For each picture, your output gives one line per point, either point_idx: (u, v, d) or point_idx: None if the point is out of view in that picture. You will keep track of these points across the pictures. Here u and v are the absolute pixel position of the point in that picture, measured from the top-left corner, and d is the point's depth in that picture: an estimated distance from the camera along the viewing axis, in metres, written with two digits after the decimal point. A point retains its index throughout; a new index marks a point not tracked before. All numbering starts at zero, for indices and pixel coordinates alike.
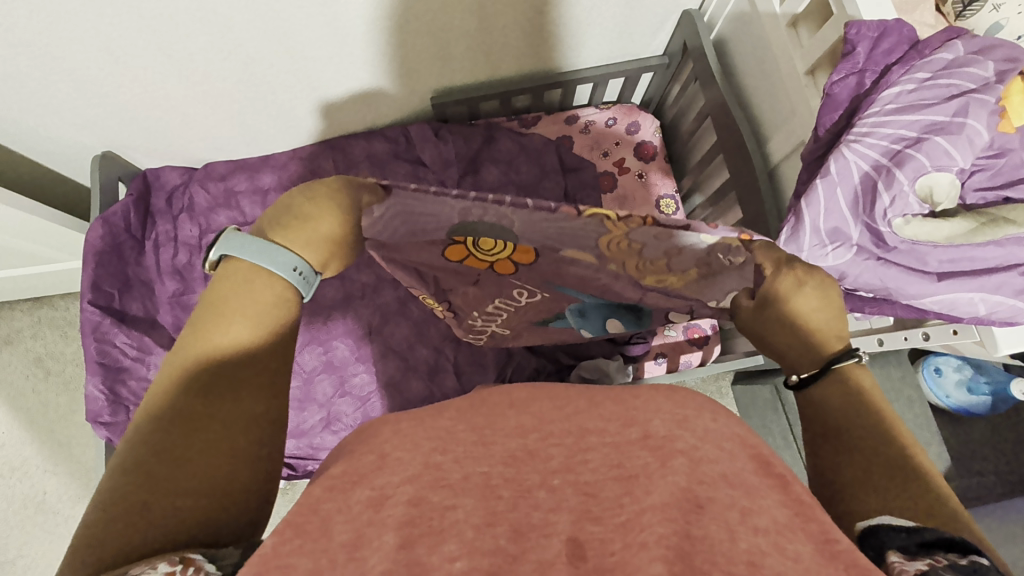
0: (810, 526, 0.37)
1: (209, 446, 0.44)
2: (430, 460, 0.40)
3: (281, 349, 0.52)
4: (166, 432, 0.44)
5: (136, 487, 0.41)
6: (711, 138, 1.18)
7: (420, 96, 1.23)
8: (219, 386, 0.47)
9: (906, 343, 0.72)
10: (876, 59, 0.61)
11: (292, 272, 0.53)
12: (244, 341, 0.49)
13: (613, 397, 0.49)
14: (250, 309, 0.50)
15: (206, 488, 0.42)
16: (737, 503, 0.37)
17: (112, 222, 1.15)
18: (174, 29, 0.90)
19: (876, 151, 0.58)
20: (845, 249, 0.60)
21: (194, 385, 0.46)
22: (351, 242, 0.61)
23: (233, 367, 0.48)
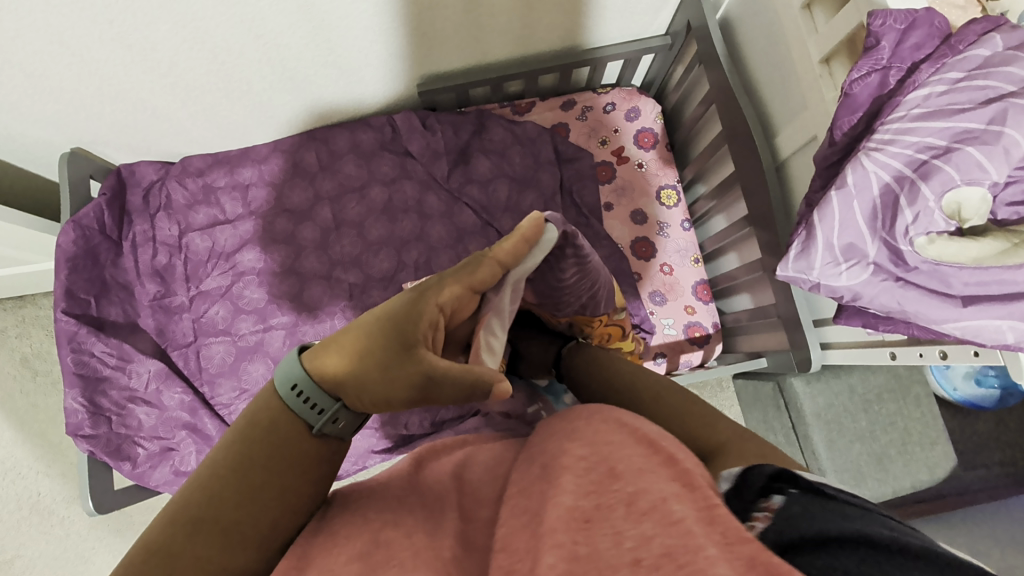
0: (698, 492, 0.35)
1: None
2: (378, 537, 0.38)
3: (290, 456, 0.46)
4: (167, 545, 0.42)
5: None
6: (716, 126, 1.10)
7: (407, 83, 1.16)
8: (210, 528, 0.43)
9: (920, 359, 0.67)
10: (902, 54, 0.55)
11: (294, 393, 0.47)
12: (249, 451, 0.46)
13: (557, 425, 0.48)
14: (263, 427, 0.47)
15: None
16: (623, 497, 0.35)
17: (84, 223, 1.09)
18: (132, 18, 0.83)
19: (899, 161, 0.52)
20: (861, 267, 0.56)
21: (189, 511, 0.43)
22: (389, 386, 0.48)
23: (239, 503, 0.44)
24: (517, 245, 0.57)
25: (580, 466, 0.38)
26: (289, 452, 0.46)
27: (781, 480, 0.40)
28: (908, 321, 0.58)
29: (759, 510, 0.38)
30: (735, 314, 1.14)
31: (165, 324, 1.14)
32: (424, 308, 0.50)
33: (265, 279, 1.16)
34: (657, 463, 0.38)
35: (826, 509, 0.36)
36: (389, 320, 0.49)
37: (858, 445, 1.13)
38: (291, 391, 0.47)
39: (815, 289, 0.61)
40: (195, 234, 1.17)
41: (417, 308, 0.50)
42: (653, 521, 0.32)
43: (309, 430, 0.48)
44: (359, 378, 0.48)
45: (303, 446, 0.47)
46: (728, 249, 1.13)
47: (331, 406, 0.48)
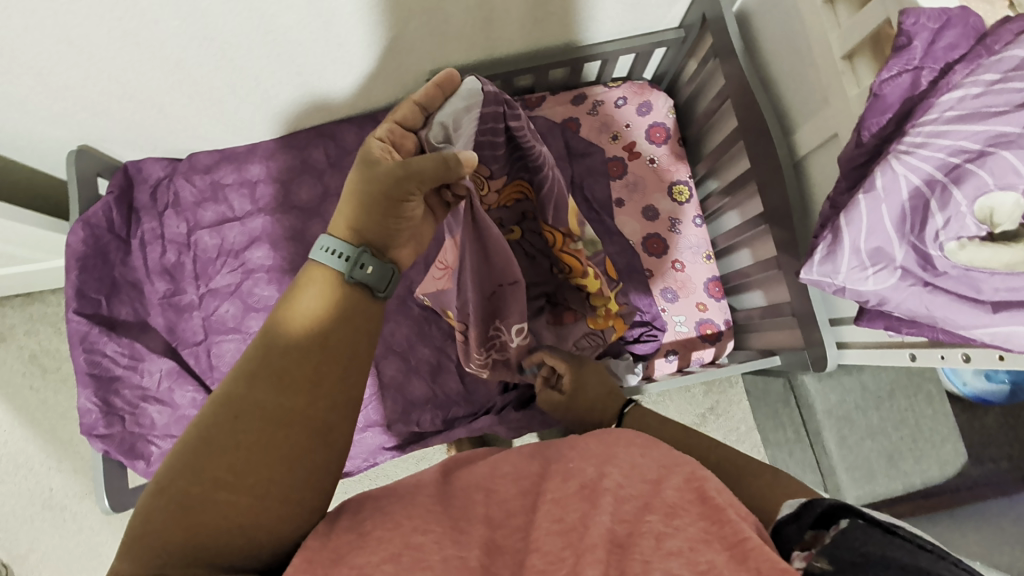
0: (725, 530, 0.38)
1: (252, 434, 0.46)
2: (409, 541, 0.40)
3: (340, 321, 0.51)
4: (236, 400, 0.47)
5: (208, 440, 0.45)
6: (731, 121, 1.08)
7: (416, 78, 1.14)
8: (283, 395, 0.47)
9: (942, 362, 0.67)
10: (936, 55, 0.54)
11: (327, 254, 0.54)
12: (308, 312, 0.51)
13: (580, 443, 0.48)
14: (313, 292, 0.52)
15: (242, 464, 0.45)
16: (656, 531, 0.38)
17: (93, 222, 1.08)
18: (139, 16, 0.82)
19: (930, 165, 0.51)
20: (888, 272, 0.55)
21: (251, 369, 0.48)
22: (373, 208, 0.56)
23: (299, 363, 0.48)
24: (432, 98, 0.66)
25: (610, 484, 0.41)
26: (339, 312, 0.52)
27: (844, 512, 0.44)
28: (934, 325, 0.57)
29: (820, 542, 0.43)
30: (747, 311, 1.14)
31: (175, 322, 1.13)
32: (369, 146, 0.61)
33: (275, 276, 1.15)
34: (690, 496, 0.41)
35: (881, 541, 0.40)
36: (360, 169, 0.57)
37: (869, 442, 1.13)
38: (319, 250, 0.54)
39: (839, 292, 0.60)
40: (203, 232, 1.16)
41: (370, 150, 0.60)
42: (682, 563, 0.35)
43: (346, 280, 0.53)
44: (354, 218, 0.57)
45: (353, 307, 0.53)
46: (741, 246, 1.12)
47: (353, 252, 0.53)
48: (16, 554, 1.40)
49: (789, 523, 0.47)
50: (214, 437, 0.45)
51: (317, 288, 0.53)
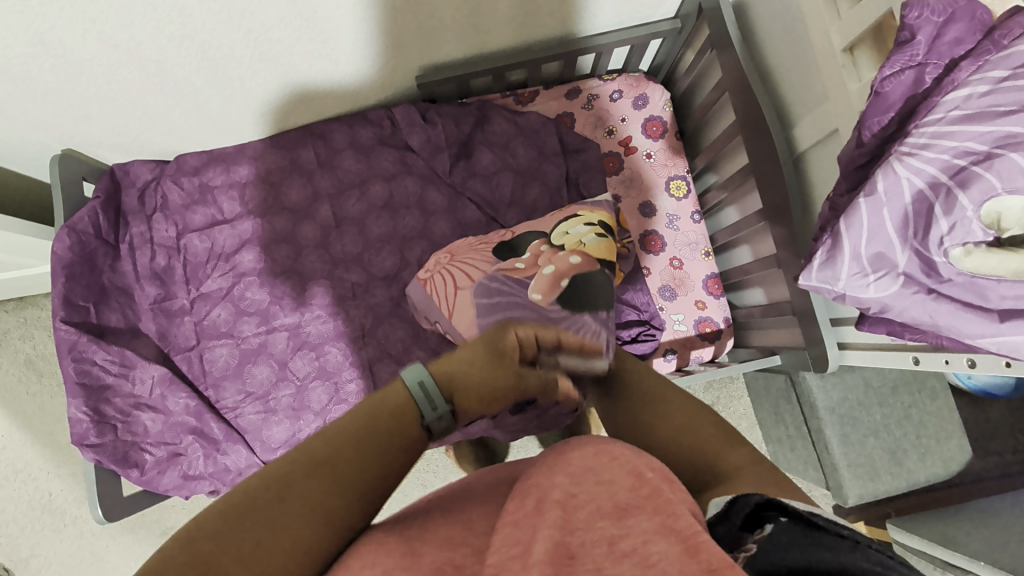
0: (679, 523, 0.36)
1: (287, 530, 0.42)
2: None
3: (405, 450, 0.49)
4: (285, 488, 0.43)
5: (240, 516, 0.41)
6: (730, 115, 1.05)
7: (405, 74, 1.11)
8: (320, 491, 0.43)
9: (946, 367, 0.65)
10: (940, 50, 0.52)
11: (420, 385, 0.51)
12: (384, 424, 0.48)
13: (558, 449, 0.46)
14: (394, 404, 0.50)
15: (261, 555, 0.40)
16: (605, 535, 0.36)
17: (80, 229, 1.05)
18: (114, 16, 0.79)
19: (934, 167, 0.49)
20: (890, 279, 0.53)
21: (313, 462, 0.44)
22: (477, 387, 0.56)
23: (358, 472, 0.45)
24: (575, 341, 0.65)
25: (558, 495, 0.38)
26: (407, 436, 0.49)
27: (770, 509, 0.40)
28: (939, 333, 0.55)
29: (752, 547, 0.38)
30: (747, 308, 1.12)
31: (167, 327, 1.12)
32: (507, 330, 0.60)
33: (266, 279, 1.13)
34: (644, 492, 0.39)
35: (814, 547, 0.37)
36: (490, 346, 0.58)
37: (871, 439, 1.11)
38: (417, 381, 0.51)
39: (840, 299, 0.58)
40: (192, 235, 1.14)
41: (509, 336, 0.60)
42: (631, 564, 0.33)
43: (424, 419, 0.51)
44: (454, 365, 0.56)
45: (421, 435, 0.51)
46: (740, 242, 1.09)
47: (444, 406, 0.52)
48: (18, 559, 1.40)
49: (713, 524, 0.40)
50: (251, 516, 0.41)
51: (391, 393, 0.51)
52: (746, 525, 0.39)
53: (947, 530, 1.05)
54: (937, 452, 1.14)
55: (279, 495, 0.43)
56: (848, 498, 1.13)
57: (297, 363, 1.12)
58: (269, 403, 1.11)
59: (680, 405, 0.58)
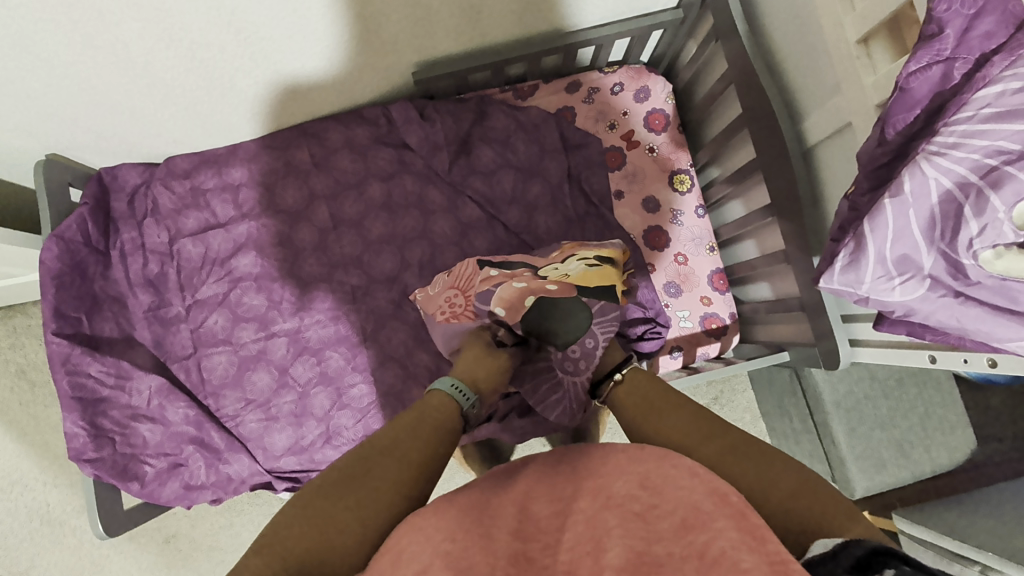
0: (767, 547, 0.36)
1: (368, 493, 0.53)
2: (438, 550, 0.39)
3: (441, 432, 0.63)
4: (365, 462, 0.56)
5: (332, 488, 0.53)
6: (733, 108, 1.02)
7: (401, 70, 1.08)
8: (393, 467, 0.55)
9: (966, 366, 0.65)
10: (969, 45, 0.50)
11: (451, 386, 0.74)
12: (424, 415, 0.64)
13: (625, 450, 0.47)
14: (426, 405, 0.67)
15: (350, 512, 0.51)
16: (692, 550, 0.35)
17: (68, 237, 1.02)
18: (98, 16, 0.76)
19: (964, 166, 0.47)
20: (916, 282, 0.52)
21: (382, 447, 0.58)
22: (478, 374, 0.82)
23: (418, 449, 0.58)
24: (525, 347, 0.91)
25: (638, 506, 0.40)
26: (441, 421, 0.65)
27: (883, 554, 0.39)
28: (964, 336, 0.55)
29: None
30: (753, 303, 1.10)
31: (163, 336, 1.09)
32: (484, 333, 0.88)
33: (264, 284, 1.11)
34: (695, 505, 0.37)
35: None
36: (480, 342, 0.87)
37: (878, 432, 1.11)
38: (449, 385, 0.72)
39: (862, 301, 0.57)
40: (186, 240, 1.11)
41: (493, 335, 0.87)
42: None
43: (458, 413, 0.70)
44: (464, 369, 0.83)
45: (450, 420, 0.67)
46: (746, 237, 1.08)
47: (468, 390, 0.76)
48: (18, 570, 1.38)
49: (819, 564, 0.42)
50: (339, 487, 0.53)
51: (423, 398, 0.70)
52: (855, 566, 0.39)
53: (953, 518, 1.06)
54: (942, 444, 1.15)
55: (359, 470, 0.55)
56: (855, 491, 1.12)
57: (298, 368, 1.09)
58: (271, 411, 1.08)
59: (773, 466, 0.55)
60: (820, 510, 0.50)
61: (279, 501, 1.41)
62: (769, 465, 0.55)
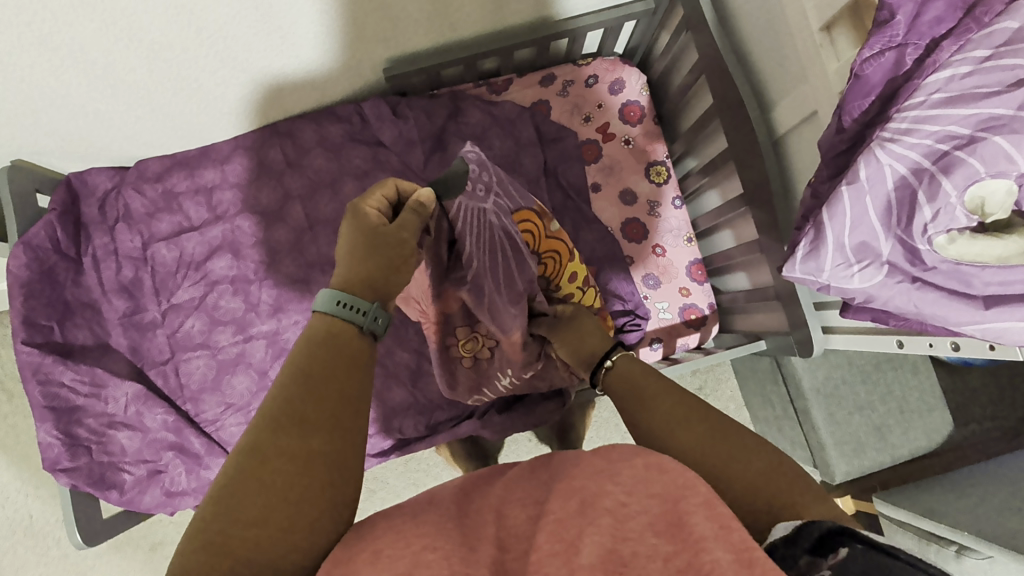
0: (732, 535, 0.36)
1: (282, 479, 0.42)
2: (418, 559, 0.37)
3: (351, 364, 0.49)
4: (266, 442, 0.43)
5: (234, 492, 0.42)
6: (706, 97, 1.02)
7: (371, 67, 1.07)
8: (299, 439, 0.44)
9: (930, 350, 0.66)
10: (920, 30, 0.50)
11: (336, 305, 0.52)
12: (325, 352, 0.48)
13: (599, 453, 0.45)
14: (320, 338, 0.49)
15: (269, 513, 0.41)
16: (661, 552, 0.35)
17: (36, 244, 1.00)
18: (52, 17, 0.74)
19: (916, 152, 0.48)
20: (875, 268, 0.53)
21: (279, 417, 0.44)
22: (369, 271, 0.56)
23: (325, 402, 0.46)
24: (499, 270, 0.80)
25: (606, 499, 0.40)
26: (346, 352, 0.49)
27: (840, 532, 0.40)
28: (923, 321, 0.55)
29: (820, 571, 0.38)
30: (731, 293, 1.11)
31: (139, 342, 1.08)
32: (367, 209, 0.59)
33: (240, 286, 1.10)
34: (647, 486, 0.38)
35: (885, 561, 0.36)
36: (352, 220, 0.58)
37: (856, 417, 1.13)
38: (334, 299, 0.51)
39: (824, 290, 0.58)
40: (159, 244, 1.09)
41: (370, 206, 0.60)
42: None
43: (361, 331, 0.52)
44: (364, 267, 0.56)
45: (354, 347, 0.50)
46: (722, 227, 1.08)
47: (369, 306, 0.53)
48: None
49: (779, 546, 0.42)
50: (244, 486, 0.42)
51: (315, 328, 0.51)
52: (815, 548, 0.40)
53: (930, 499, 1.08)
54: (919, 426, 1.16)
55: (260, 455, 0.43)
56: (835, 475, 1.14)
57: (277, 370, 1.09)
58: (251, 414, 1.08)
59: (750, 449, 0.54)
60: (787, 489, 0.50)
61: None
62: (736, 450, 0.54)
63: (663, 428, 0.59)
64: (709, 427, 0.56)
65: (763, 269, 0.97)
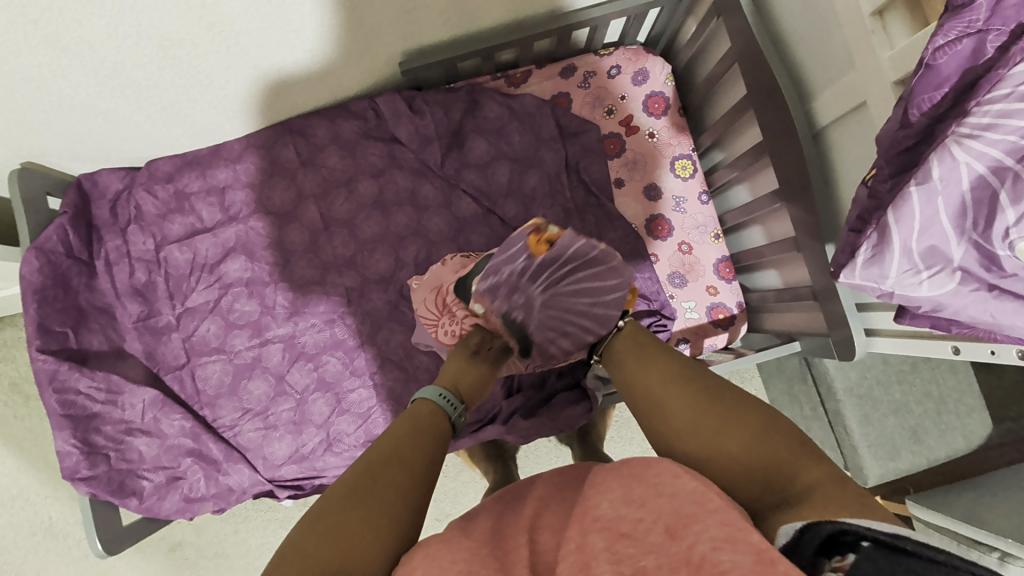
0: (751, 538, 0.33)
1: (384, 491, 0.50)
2: None
3: (440, 435, 0.63)
4: (374, 466, 0.53)
5: (344, 497, 0.49)
6: (739, 87, 0.97)
7: (387, 61, 1.03)
8: (400, 469, 0.53)
9: (992, 357, 0.63)
10: (1003, 16, 0.46)
11: (438, 394, 0.69)
12: (421, 420, 0.63)
13: (613, 467, 0.43)
14: (418, 412, 0.65)
15: (368, 514, 0.48)
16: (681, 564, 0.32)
17: (48, 248, 0.98)
18: (57, 13, 0.71)
19: (998, 149, 0.44)
20: (946, 275, 0.49)
21: (387, 453, 0.55)
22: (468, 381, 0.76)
23: (421, 452, 0.57)
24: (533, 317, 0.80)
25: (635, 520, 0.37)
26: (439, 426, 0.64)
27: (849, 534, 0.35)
28: (993, 330, 0.53)
29: None
30: (761, 291, 1.07)
31: (154, 346, 1.06)
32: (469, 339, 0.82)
33: (255, 288, 1.07)
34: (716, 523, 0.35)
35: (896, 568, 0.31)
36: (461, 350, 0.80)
37: (891, 418, 1.09)
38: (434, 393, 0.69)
39: (885, 296, 0.54)
40: (172, 247, 1.07)
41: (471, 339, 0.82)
42: None
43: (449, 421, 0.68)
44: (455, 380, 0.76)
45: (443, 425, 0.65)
46: (753, 223, 1.04)
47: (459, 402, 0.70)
48: None
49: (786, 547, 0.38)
50: (352, 495, 0.49)
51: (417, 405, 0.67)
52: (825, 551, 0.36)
53: (970, 503, 1.04)
54: (956, 427, 1.12)
55: (368, 475, 0.52)
56: (868, 479, 1.11)
57: (295, 375, 1.06)
58: (269, 419, 1.06)
59: (737, 417, 0.50)
60: (779, 456, 0.46)
61: (285, 506, 1.40)
62: (733, 415, 0.51)
63: (649, 404, 0.58)
64: (697, 399, 0.54)
65: (798, 267, 0.93)
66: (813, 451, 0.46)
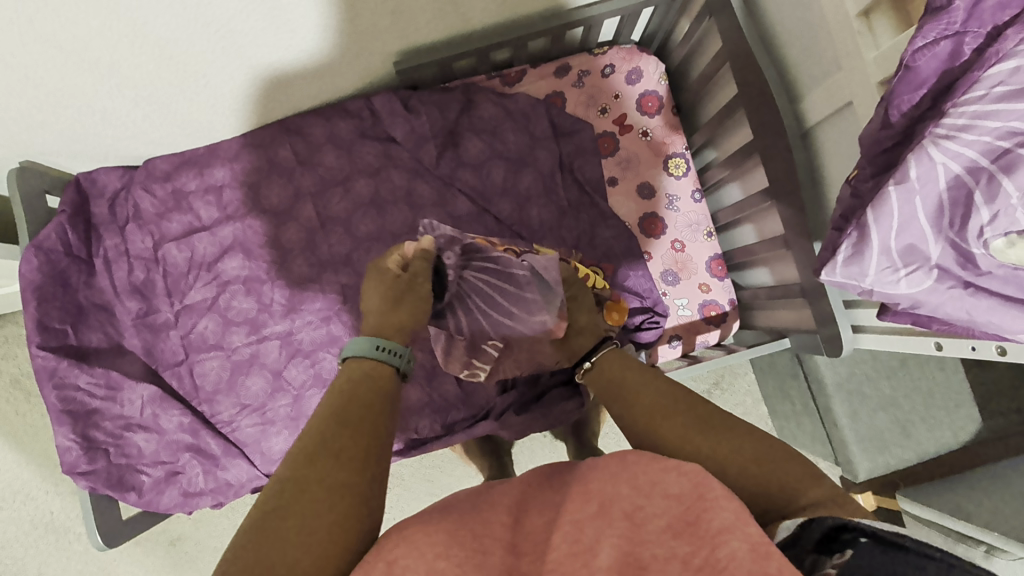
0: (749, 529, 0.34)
1: (317, 503, 0.46)
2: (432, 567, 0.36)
3: (375, 403, 0.57)
4: (299, 474, 0.48)
5: (275, 517, 0.45)
6: (729, 87, 0.98)
7: (382, 61, 1.04)
8: (331, 470, 0.48)
9: (973, 352, 0.64)
10: (979, 18, 0.47)
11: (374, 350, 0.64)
12: (351, 395, 0.57)
13: (617, 454, 0.45)
14: (348, 386, 0.59)
15: (303, 535, 0.44)
16: (678, 554, 0.34)
17: (47, 247, 0.99)
18: (53, 13, 0.72)
19: (974, 149, 0.45)
20: (923, 272, 0.51)
21: (309, 450, 0.49)
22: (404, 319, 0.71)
23: (352, 436, 0.52)
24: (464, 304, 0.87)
25: (628, 505, 0.38)
26: (374, 394, 0.58)
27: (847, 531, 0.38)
28: (971, 326, 0.54)
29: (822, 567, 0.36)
30: (752, 288, 1.08)
31: (153, 342, 1.07)
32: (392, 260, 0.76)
33: (252, 286, 1.09)
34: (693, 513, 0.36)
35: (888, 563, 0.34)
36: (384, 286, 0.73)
37: (881, 413, 1.10)
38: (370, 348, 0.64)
39: (866, 293, 0.56)
40: (170, 245, 1.08)
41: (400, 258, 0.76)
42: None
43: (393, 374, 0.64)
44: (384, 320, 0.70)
45: (376, 391, 0.59)
46: (744, 221, 1.05)
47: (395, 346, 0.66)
48: None
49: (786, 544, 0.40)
50: (283, 516, 0.45)
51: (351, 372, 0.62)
52: (821, 546, 0.38)
53: (958, 497, 1.05)
54: (945, 423, 1.13)
55: (296, 486, 0.47)
56: (858, 472, 1.13)
57: (292, 371, 1.08)
58: (267, 415, 1.07)
59: (739, 440, 0.53)
60: (782, 475, 0.50)
61: None
62: (734, 437, 0.54)
63: (647, 424, 0.60)
64: (697, 420, 0.57)
65: (789, 269, 0.94)
66: (813, 470, 0.50)
